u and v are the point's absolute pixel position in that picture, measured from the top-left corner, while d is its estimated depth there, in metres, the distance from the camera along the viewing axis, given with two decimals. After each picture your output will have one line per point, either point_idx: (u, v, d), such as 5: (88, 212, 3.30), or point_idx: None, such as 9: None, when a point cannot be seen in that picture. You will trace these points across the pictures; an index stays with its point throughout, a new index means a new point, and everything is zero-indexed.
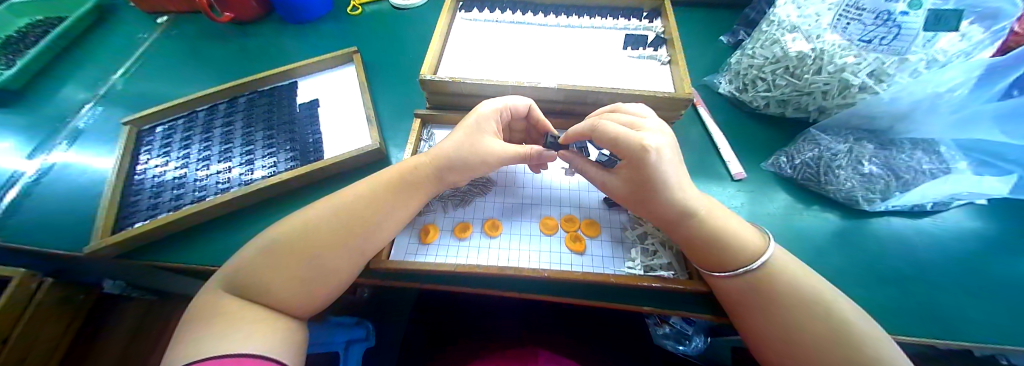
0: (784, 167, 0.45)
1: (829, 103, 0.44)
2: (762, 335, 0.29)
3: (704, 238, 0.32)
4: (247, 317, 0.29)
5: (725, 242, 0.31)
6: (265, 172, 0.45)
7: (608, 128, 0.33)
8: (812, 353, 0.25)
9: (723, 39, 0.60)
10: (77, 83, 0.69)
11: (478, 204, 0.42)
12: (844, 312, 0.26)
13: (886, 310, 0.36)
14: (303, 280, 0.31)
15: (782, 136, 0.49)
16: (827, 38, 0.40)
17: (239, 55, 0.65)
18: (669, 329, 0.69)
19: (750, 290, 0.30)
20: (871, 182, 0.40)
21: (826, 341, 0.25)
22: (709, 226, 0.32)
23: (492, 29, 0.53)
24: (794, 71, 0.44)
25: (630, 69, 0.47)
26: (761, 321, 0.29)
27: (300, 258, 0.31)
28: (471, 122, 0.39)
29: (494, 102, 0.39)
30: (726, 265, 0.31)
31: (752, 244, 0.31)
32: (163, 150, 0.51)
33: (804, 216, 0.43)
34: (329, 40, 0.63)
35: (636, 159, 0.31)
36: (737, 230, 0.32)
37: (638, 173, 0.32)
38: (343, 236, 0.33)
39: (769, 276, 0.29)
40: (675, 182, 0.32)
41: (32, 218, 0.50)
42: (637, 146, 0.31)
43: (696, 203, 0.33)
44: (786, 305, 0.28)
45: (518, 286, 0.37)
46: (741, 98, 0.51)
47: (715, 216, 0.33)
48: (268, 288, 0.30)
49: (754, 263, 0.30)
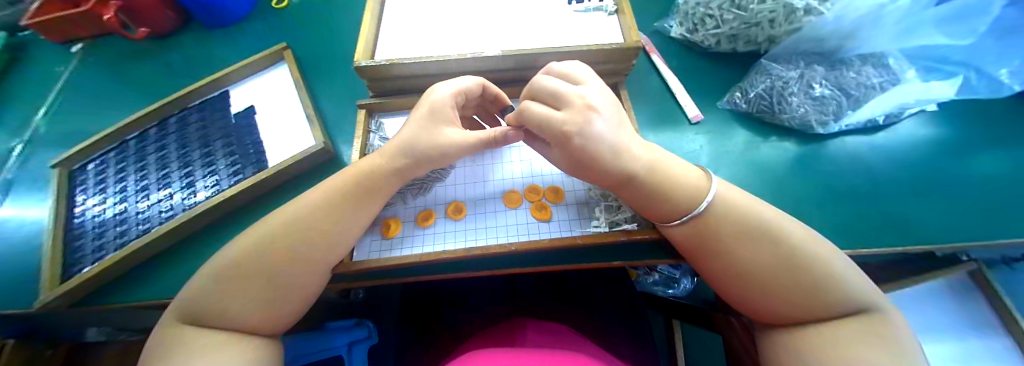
0: (739, 103, 0.45)
1: (777, 31, 0.42)
2: (716, 274, 0.29)
3: (649, 196, 0.31)
4: (207, 341, 0.26)
5: (670, 194, 0.30)
6: (208, 192, 0.42)
7: (530, 111, 0.30)
8: (762, 286, 0.26)
9: None
10: None
11: (439, 190, 0.40)
12: (789, 237, 0.26)
13: (837, 228, 0.38)
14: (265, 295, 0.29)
15: (736, 71, 0.49)
16: None
17: (165, 72, 0.60)
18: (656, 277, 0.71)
19: (700, 234, 0.30)
20: (822, 105, 0.40)
21: (772, 270, 0.26)
22: (653, 182, 0.30)
23: (427, 1, 0.49)
24: (739, 2, 0.42)
25: (575, 24, 0.45)
26: (715, 263, 0.29)
27: (242, 278, 0.29)
28: (424, 112, 0.35)
29: (447, 85, 0.35)
30: (675, 215, 0.31)
31: (694, 187, 0.30)
32: (97, 187, 0.48)
33: (763, 149, 0.43)
34: (259, 40, 0.58)
35: (561, 143, 0.29)
36: (678, 175, 0.31)
37: (569, 153, 0.29)
38: (290, 243, 0.31)
39: (713, 216, 0.29)
40: (611, 152, 0.29)
41: None
42: (560, 131, 0.28)
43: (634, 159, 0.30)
44: (733, 243, 0.28)
45: (488, 264, 0.37)
46: (692, 40, 0.50)
47: (659, 167, 0.31)
48: (225, 308, 0.28)
49: (698, 207, 0.29)
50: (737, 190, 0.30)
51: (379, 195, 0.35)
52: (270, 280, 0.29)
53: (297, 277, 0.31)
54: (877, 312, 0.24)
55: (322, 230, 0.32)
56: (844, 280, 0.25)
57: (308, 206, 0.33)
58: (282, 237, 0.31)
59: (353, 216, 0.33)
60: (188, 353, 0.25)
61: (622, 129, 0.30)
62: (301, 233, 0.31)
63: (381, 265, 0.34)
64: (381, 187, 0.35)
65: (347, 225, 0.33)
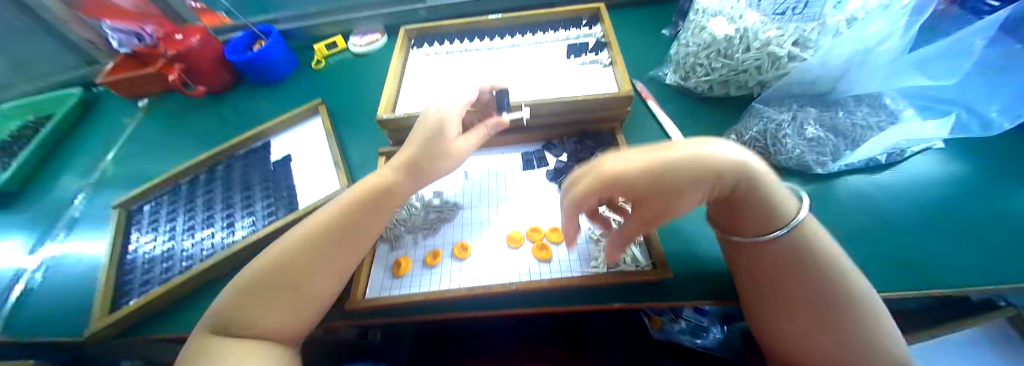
0: (735, 145, 0.46)
1: (765, 77, 0.46)
2: (788, 303, 0.25)
3: (741, 207, 0.26)
4: (234, 352, 0.26)
5: (758, 209, 0.25)
6: (245, 232, 0.47)
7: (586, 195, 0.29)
8: (844, 333, 0.23)
9: (666, 31, 0.62)
10: (71, 174, 0.73)
11: (447, 230, 0.43)
12: (868, 288, 0.24)
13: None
14: (293, 301, 0.30)
15: (729, 113, 0.50)
16: (748, 18, 0.43)
17: (217, 123, 0.69)
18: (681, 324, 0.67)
19: (796, 255, 0.25)
20: (817, 146, 0.42)
21: (859, 317, 0.23)
22: (739, 199, 0.25)
23: (443, 61, 0.56)
24: (725, 52, 0.46)
25: (574, 77, 0.49)
26: (772, 288, 0.26)
27: None
28: (433, 124, 0.38)
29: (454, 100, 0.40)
30: (770, 228, 0.25)
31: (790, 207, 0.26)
32: (151, 225, 0.54)
33: None
34: (298, 95, 0.67)
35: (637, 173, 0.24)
36: (784, 190, 0.26)
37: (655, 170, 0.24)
38: (314, 255, 0.31)
39: (812, 239, 0.25)
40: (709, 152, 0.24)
41: (39, 312, 0.52)
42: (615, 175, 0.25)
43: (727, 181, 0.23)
44: (828, 275, 0.24)
45: (491, 306, 0.37)
46: (686, 86, 0.53)
47: (766, 180, 0.25)
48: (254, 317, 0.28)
49: (787, 228, 0.25)
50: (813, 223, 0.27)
51: (395, 202, 0.36)
52: (295, 287, 0.30)
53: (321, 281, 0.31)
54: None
55: (340, 240, 0.33)
56: (898, 342, 0.23)
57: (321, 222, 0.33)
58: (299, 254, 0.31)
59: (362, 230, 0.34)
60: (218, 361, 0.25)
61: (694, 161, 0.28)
62: (321, 247, 0.32)
63: (390, 304, 0.37)
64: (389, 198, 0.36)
65: (366, 242, 0.34)
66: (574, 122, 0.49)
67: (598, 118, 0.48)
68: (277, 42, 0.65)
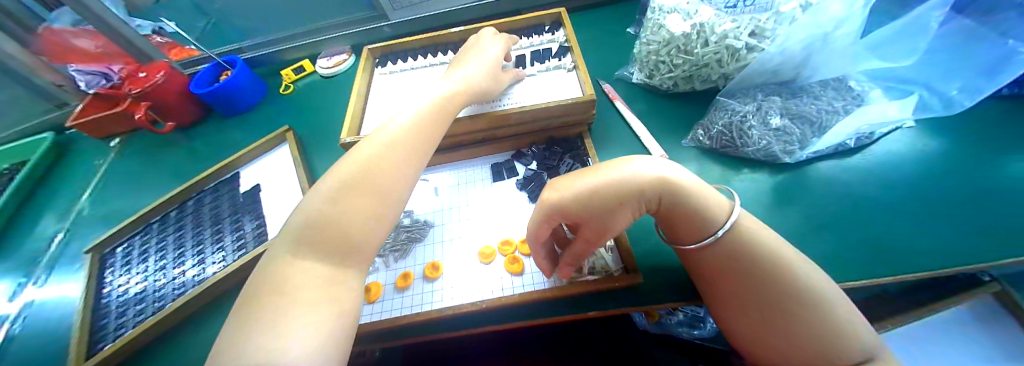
0: (703, 140, 0.46)
1: (727, 69, 0.45)
2: (735, 302, 0.29)
3: (676, 216, 0.30)
4: (310, 295, 0.23)
5: (690, 217, 0.30)
6: (215, 267, 0.46)
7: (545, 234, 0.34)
8: (784, 320, 0.26)
9: (631, 30, 0.62)
10: (46, 219, 0.72)
11: (418, 250, 0.42)
12: (810, 276, 0.26)
13: (827, 260, 0.36)
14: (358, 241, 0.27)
15: (698, 108, 0.50)
16: (703, 13, 0.43)
17: (189, 156, 0.68)
18: (681, 316, 0.63)
19: (728, 258, 0.28)
20: (783, 135, 0.42)
21: (795, 306, 0.25)
22: (672, 208, 0.30)
23: (407, 77, 0.55)
24: (685, 48, 0.46)
25: (537, 84, 0.49)
26: (716, 287, 0.30)
27: None
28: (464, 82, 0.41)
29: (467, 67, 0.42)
30: (701, 236, 0.30)
31: (720, 211, 0.29)
32: (124, 267, 0.53)
33: (738, 182, 0.43)
34: (269, 122, 0.66)
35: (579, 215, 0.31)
36: (714, 197, 0.30)
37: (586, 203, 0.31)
38: (364, 189, 0.28)
39: (743, 240, 0.28)
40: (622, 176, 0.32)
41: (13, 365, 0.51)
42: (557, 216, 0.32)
43: (654, 189, 0.30)
44: (759, 271, 0.27)
45: (467, 323, 0.37)
46: (652, 83, 0.52)
47: (691, 191, 0.30)
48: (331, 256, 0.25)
49: (718, 231, 0.29)
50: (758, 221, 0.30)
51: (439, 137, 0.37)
52: (346, 232, 0.26)
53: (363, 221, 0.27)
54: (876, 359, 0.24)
55: (384, 172, 0.30)
56: (852, 326, 0.25)
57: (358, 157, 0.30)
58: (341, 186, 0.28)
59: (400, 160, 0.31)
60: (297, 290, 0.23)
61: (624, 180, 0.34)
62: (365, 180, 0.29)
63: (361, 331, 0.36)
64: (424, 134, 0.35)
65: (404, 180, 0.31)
66: (541, 129, 0.49)
67: (565, 122, 0.48)
68: (243, 71, 0.65)
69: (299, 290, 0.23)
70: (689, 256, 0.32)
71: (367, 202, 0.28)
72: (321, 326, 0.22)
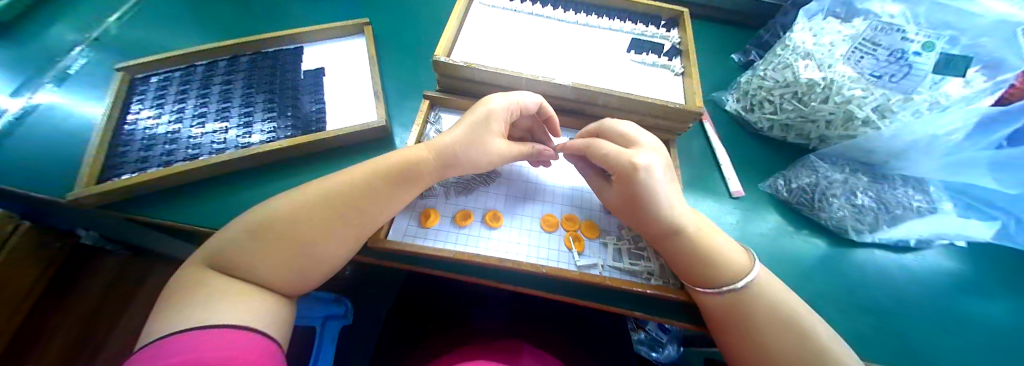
0: (781, 190, 0.47)
1: (831, 132, 0.45)
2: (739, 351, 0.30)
3: (689, 258, 0.34)
4: (243, 297, 0.26)
5: (708, 257, 0.34)
6: (263, 137, 0.44)
7: (603, 146, 0.37)
8: None
9: (736, 57, 0.63)
10: (65, 24, 0.65)
11: (481, 193, 0.43)
12: (818, 337, 0.28)
13: (850, 333, 0.37)
14: (305, 270, 0.30)
15: (781, 158, 0.52)
16: (838, 69, 0.41)
17: (245, 14, 0.63)
18: (643, 334, 0.73)
19: (734, 308, 0.31)
20: (860, 214, 0.41)
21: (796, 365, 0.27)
22: (692, 246, 0.34)
23: (507, 17, 0.52)
24: (802, 96, 0.45)
25: (639, 75, 0.47)
26: (721, 333, 0.32)
27: (287, 244, 0.29)
28: (479, 116, 0.38)
29: (506, 99, 0.39)
30: (713, 284, 0.33)
31: (734, 262, 0.34)
32: (156, 101, 0.49)
33: (796, 239, 0.44)
34: (342, 9, 0.62)
35: (626, 175, 0.34)
36: (729, 254, 0.34)
37: (628, 189, 0.35)
38: (317, 215, 0.30)
39: (749, 296, 0.32)
40: (664, 199, 0.34)
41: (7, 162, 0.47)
42: (628, 164, 0.34)
43: (684, 216, 0.35)
44: (763, 323, 0.30)
45: (509, 279, 0.39)
46: (747, 118, 0.54)
47: (708, 237, 0.35)
48: (265, 271, 0.28)
49: (731, 283, 0.32)
50: (772, 282, 0.33)
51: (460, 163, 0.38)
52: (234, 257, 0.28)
53: (327, 253, 0.31)
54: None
55: (324, 215, 0.31)
56: None
57: (372, 190, 0.34)
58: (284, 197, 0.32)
59: (389, 199, 0.34)
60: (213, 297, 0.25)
61: (675, 190, 0.36)
62: (305, 211, 0.31)
63: (412, 250, 0.36)
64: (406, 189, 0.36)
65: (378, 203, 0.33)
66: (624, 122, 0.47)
67: (654, 124, 0.46)
68: None
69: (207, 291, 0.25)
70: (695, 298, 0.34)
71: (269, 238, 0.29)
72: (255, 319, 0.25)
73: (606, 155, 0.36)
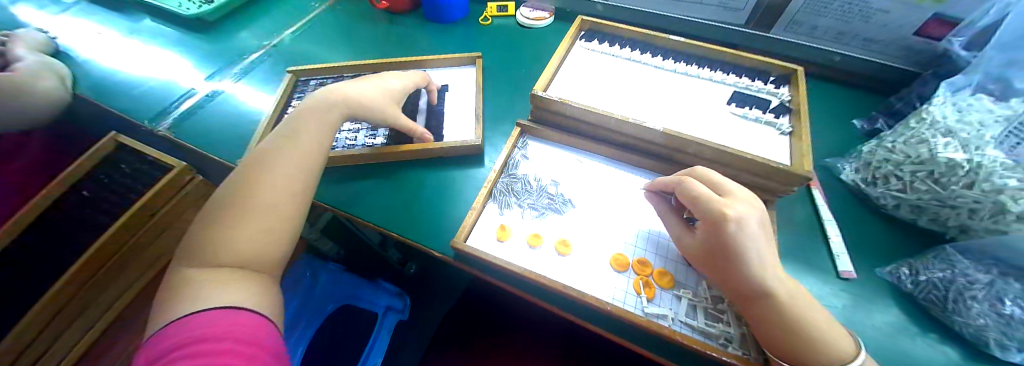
0: (903, 280, 0.41)
1: (977, 223, 0.39)
2: None
3: (781, 332, 0.30)
4: (227, 279, 0.31)
5: (807, 336, 0.30)
6: (385, 140, 0.54)
7: (693, 188, 0.35)
8: None
9: (857, 123, 0.58)
10: (249, 32, 0.87)
11: (557, 220, 0.45)
12: None
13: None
14: (273, 230, 0.36)
15: (904, 242, 0.45)
16: (989, 153, 0.36)
17: (382, 37, 0.77)
18: None
19: None
20: (1010, 327, 0.33)
21: None
22: (787, 320, 0.30)
23: (608, 62, 0.55)
24: (937, 177, 0.40)
25: (739, 131, 0.46)
26: None
27: (241, 215, 0.35)
28: (376, 83, 0.50)
29: (402, 79, 0.53)
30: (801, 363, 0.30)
31: (837, 347, 0.30)
32: None
33: (918, 342, 0.37)
34: (458, 40, 0.72)
35: (714, 225, 0.32)
36: (828, 333, 0.30)
37: (716, 239, 0.32)
38: None
39: None
40: (756, 259, 0.30)
41: (197, 129, 0.64)
42: (719, 214, 0.32)
43: (780, 284, 0.30)
44: None
45: (574, 308, 0.40)
46: (867, 191, 0.49)
47: (811, 314, 0.30)
48: (232, 246, 0.33)
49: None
50: None
51: None
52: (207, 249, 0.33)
53: (277, 203, 0.37)
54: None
55: (263, 185, 0.37)
56: None
57: (265, 157, 0.40)
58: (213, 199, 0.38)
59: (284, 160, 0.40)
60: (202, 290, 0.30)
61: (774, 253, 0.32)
62: (243, 192, 0.37)
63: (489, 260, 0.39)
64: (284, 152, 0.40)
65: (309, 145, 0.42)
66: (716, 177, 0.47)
67: (752, 182, 0.45)
68: None
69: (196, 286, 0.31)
70: None
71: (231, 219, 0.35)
72: (244, 298, 0.30)
73: (696, 196, 0.34)
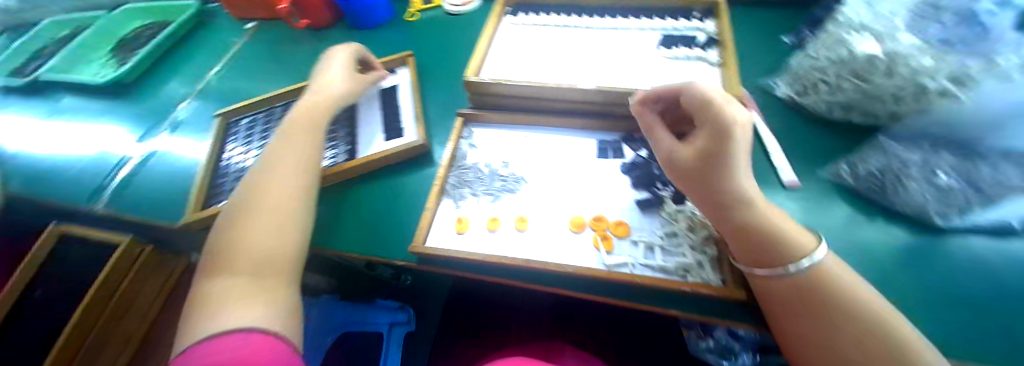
0: (845, 177, 0.43)
1: (904, 109, 0.39)
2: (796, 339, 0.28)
3: (749, 237, 0.31)
4: (245, 286, 0.32)
5: (770, 238, 0.31)
6: (327, 162, 0.52)
7: (702, 93, 0.33)
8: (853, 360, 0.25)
9: (786, 38, 0.60)
10: (178, 81, 0.81)
11: (513, 200, 0.45)
12: (902, 331, 0.25)
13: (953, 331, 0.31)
14: (284, 229, 0.37)
15: (842, 142, 0.47)
16: (901, 39, 0.37)
17: (311, 56, 0.74)
18: (711, 342, 0.65)
19: (803, 290, 0.28)
20: (945, 197, 0.35)
21: (869, 346, 0.24)
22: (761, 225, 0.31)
23: (538, 32, 0.54)
24: (862, 73, 0.41)
25: (673, 72, 0.46)
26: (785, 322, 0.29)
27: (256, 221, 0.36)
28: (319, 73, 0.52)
29: (334, 55, 0.54)
30: (774, 265, 0.30)
31: (801, 245, 0.30)
32: (245, 139, 0.58)
33: (869, 229, 0.40)
34: (388, 42, 0.70)
35: (722, 130, 0.30)
36: (791, 233, 0.31)
37: (716, 144, 0.31)
38: None
39: (820, 278, 0.28)
40: (741, 170, 0.31)
41: (137, 196, 0.60)
42: (731, 119, 0.30)
43: (756, 195, 0.32)
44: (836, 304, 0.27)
45: (548, 281, 0.40)
46: (801, 102, 0.51)
47: (773, 219, 0.32)
48: (252, 248, 0.34)
49: (794, 267, 0.29)
50: (845, 267, 0.30)
51: None
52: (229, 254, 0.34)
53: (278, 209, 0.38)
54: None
55: (276, 189, 0.39)
56: None
57: (257, 181, 0.40)
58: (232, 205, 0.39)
59: (281, 174, 0.40)
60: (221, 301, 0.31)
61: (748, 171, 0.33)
62: (251, 206, 0.37)
63: (455, 256, 0.39)
64: (274, 171, 0.40)
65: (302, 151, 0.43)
66: None
67: None
68: None
69: (218, 297, 0.31)
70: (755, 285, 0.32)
71: (248, 226, 0.36)
72: (257, 320, 0.29)
73: (703, 101, 0.33)
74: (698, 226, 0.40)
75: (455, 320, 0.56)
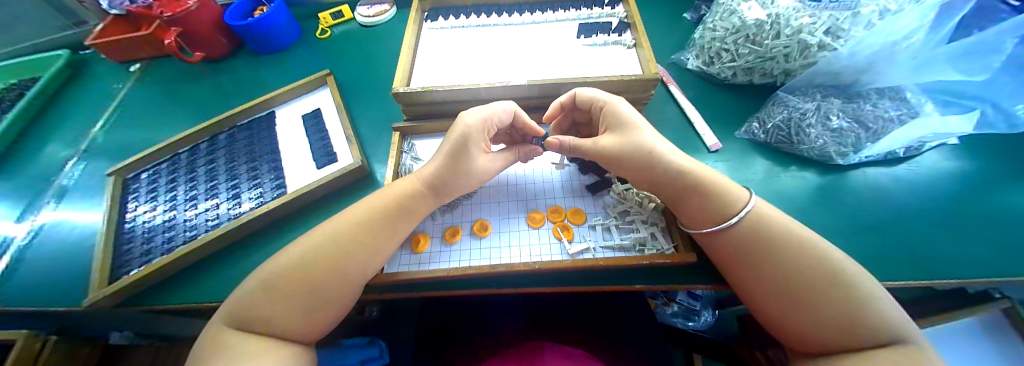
0: (757, 133, 0.47)
1: (793, 65, 0.45)
2: (752, 286, 0.30)
3: (688, 200, 0.34)
4: (260, 347, 0.28)
5: (703, 198, 0.33)
6: (252, 203, 0.47)
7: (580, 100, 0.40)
8: (800, 290, 0.27)
9: (688, 15, 0.65)
10: (57, 142, 0.69)
11: (465, 208, 0.44)
12: (832, 257, 0.27)
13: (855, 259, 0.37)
14: (323, 303, 0.32)
15: (751, 102, 0.52)
16: (780, 4, 0.43)
17: (216, 91, 0.68)
18: (676, 307, 0.70)
19: (749, 236, 0.30)
20: (840, 137, 0.41)
21: (808, 275, 0.27)
22: (696, 182, 0.34)
23: (458, 35, 0.54)
24: (754, 38, 0.46)
25: (593, 57, 0.48)
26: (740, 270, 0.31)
27: (306, 283, 0.31)
28: (456, 138, 0.38)
29: (479, 115, 0.38)
30: (719, 219, 0.32)
31: (736, 198, 0.32)
32: (149, 195, 0.51)
33: (785, 178, 0.44)
34: (304, 65, 0.67)
35: (612, 108, 0.38)
36: (726, 187, 0.33)
37: (620, 121, 0.37)
38: (323, 261, 0.32)
39: (757, 224, 0.31)
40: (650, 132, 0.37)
41: (14, 287, 0.50)
42: (609, 101, 0.38)
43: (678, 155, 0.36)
44: (778, 244, 0.29)
45: (513, 283, 0.39)
46: (709, 71, 0.54)
47: (708, 178, 0.34)
48: (282, 313, 0.30)
49: (735, 218, 0.31)
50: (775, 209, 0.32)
51: (450, 190, 0.39)
52: (262, 312, 0.30)
53: (335, 279, 0.32)
54: (914, 348, 0.24)
55: (334, 252, 0.33)
56: (882, 305, 0.25)
57: (314, 236, 0.34)
58: (269, 262, 0.33)
59: (373, 245, 0.34)
60: (235, 358, 0.27)
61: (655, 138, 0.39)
62: (303, 261, 0.32)
63: (410, 279, 0.37)
64: (378, 235, 0.35)
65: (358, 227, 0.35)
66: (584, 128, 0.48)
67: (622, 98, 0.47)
68: (280, 8, 0.65)
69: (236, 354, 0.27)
70: (706, 241, 0.34)
71: (292, 290, 0.31)
72: None
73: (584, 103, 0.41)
74: (647, 201, 0.41)
75: (433, 342, 0.53)
